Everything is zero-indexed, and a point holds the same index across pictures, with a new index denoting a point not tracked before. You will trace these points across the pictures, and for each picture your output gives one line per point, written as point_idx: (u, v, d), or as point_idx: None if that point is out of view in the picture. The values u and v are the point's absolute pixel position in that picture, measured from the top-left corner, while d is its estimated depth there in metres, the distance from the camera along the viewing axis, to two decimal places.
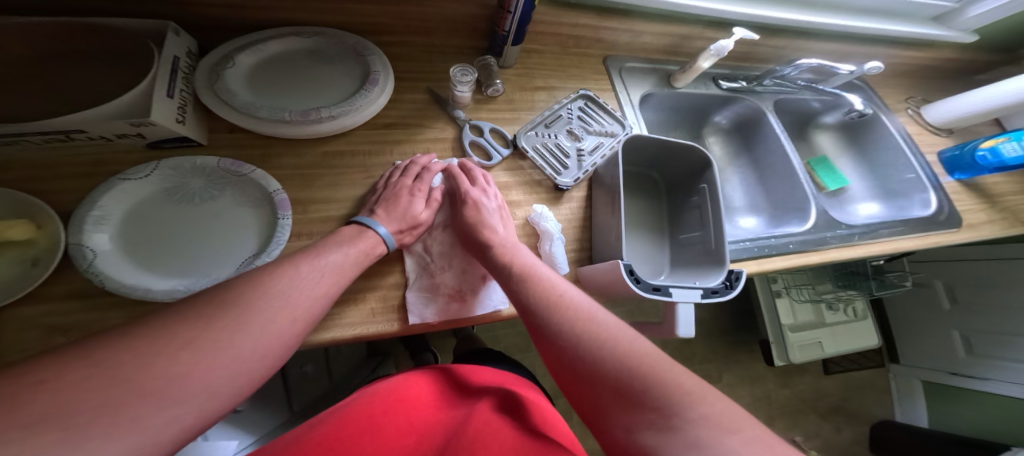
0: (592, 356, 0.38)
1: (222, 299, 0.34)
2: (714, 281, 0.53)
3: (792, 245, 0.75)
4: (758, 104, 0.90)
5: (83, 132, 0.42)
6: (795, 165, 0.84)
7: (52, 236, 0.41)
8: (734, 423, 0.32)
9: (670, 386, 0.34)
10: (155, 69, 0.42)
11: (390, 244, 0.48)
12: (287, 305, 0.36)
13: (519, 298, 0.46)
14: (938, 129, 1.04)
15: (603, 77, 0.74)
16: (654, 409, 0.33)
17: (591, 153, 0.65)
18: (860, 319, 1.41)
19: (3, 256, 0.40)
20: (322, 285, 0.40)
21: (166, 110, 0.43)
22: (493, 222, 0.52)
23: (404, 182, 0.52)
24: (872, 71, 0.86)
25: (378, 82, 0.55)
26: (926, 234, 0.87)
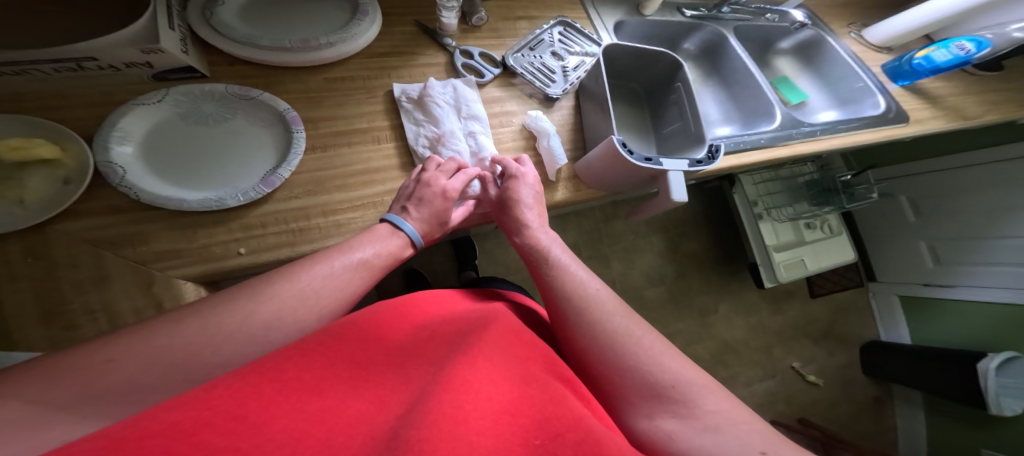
0: (625, 345, 0.41)
1: (247, 291, 0.36)
2: (699, 156, 0.60)
3: (763, 140, 0.83)
4: (719, 29, 0.98)
5: (93, 60, 0.44)
6: (759, 78, 0.92)
7: (78, 157, 0.44)
8: (742, 416, 0.35)
9: (693, 386, 0.37)
10: (153, 4, 0.44)
11: (416, 244, 0.49)
12: (299, 293, 0.38)
13: (548, 283, 0.49)
14: (878, 48, 1.13)
15: (578, 7, 0.80)
16: (682, 402, 0.36)
17: (574, 70, 0.71)
18: (836, 234, 1.52)
19: (33, 177, 0.42)
20: (350, 283, 0.41)
21: (173, 40, 0.45)
22: (530, 201, 0.56)
23: (440, 181, 0.51)
24: None
25: (369, 13, 0.59)
26: (879, 129, 0.95)
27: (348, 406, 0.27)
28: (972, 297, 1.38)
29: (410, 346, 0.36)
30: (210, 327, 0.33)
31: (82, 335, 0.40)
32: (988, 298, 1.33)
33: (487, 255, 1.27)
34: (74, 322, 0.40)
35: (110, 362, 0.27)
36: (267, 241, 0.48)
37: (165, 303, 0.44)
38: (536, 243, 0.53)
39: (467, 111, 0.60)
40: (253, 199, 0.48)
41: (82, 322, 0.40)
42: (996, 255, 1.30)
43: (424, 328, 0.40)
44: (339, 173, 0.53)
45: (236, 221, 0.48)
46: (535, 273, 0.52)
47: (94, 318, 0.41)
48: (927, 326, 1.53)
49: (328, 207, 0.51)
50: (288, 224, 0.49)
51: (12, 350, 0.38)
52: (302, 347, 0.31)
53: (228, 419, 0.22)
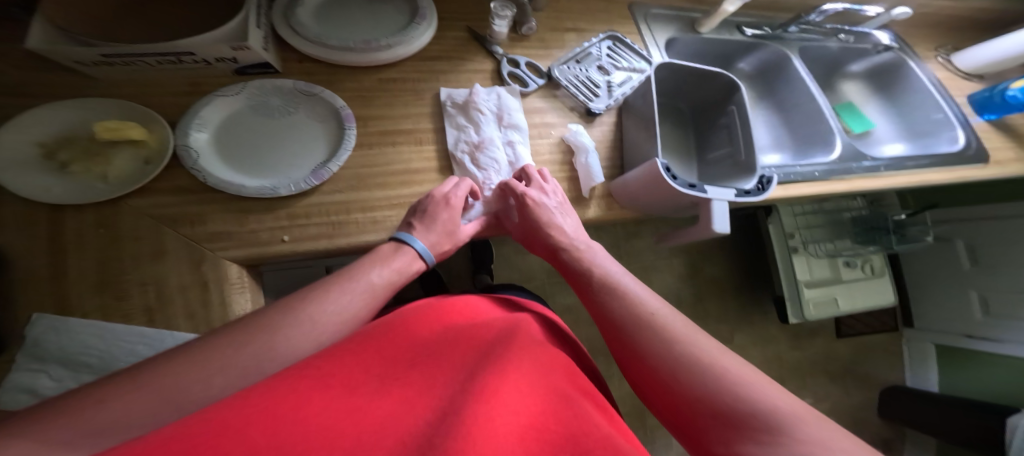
0: (682, 371, 0.38)
1: (260, 323, 0.36)
2: (747, 185, 0.58)
3: (817, 173, 0.79)
4: (783, 49, 0.93)
5: (190, 55, 0.48)
6: (821, 103, 0.87)
7: (160, 139, 0.48)
8: (840, 443, 0.30)
9: (773, 409, 0.33)
10: (245, 4, 0.49)
11: (426, 259, 0.50)
12: (308, 322, 0.37)
13: (598, 302, 0.49)
14: (967, 75, 1.06)
15: (629, 22, 0.79)
16: (759, 427, 0.32)
17: (619, 86, 0.70)
18: (878, 276, 1.44)
19: (119, 154, 0.47)
20: (353, 309, 0.42)
21: (257, 37, 0.49)
22: (556, 217, 0.56)
23: (443, 191, 0.52)
24: (901, 16, 0.92)
25: (426, 17, 0.61)
26: (954, 168, 0.89)
27: (383, 403, 0.29)
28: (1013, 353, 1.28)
29: (445, 353, 0.37)
30: (225, 360, 0.32)
31: (130, 306, 0.43)
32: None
33: (505, 261, 1.27)
34: (125, 293, 0.44)
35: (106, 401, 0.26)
36: (309, 231, 0.50)
37: (209, 282, 0.46)
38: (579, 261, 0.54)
39: (508, 120, 0.60)
40: (303, 190, 0.50)
41: (133, 293, 0.44)
42: None
43: (456, 332, 0.41)
44: (381, 171, 0.55)
45: (284, 210, 0.50)
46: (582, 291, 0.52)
47: (144, 289, 0.44)
48: (964, 382, 1.43)
49: (366, 203, 0.53)
50: (329, 217, 0.51)
51: (68, 315, 0.41)
52: (342, 352, 0.33)
53: (268, 418, 0.23)
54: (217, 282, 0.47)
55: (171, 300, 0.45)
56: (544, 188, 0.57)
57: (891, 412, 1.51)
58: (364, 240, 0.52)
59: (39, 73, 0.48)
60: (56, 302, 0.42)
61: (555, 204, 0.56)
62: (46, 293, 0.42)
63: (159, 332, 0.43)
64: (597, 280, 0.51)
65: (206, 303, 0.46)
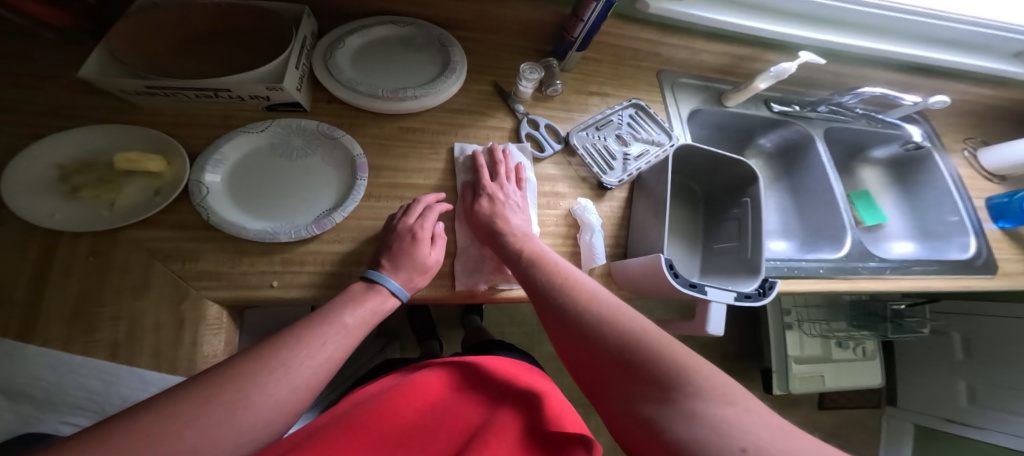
0: (593, 329, 0.41)
1: (234, 374, 0.32)
2: (748, 287, 0.56)
3: (823, 270, 0.77)
4: (808, 130, 0.91)
5: (226, 91, 0.47)
6: (836, 195, 0.86)
7: (177, 172, 0.47)
8: (729, 395, 0.33)
9: (673, 363, 0.35)
10: (289, 46, 0.48)
11: (400, 295, 0.47)
12: (291, 373, 0.35)
13: (530, 278, 0.49)
14: (990, 174, 1.03)
15: (655, 90, 0.78)
16: (654, 384, 0.35)
17: (636, 159, 0.68)
18: (869, 358, 1.42)
19: (132, 184, 0.46)
20: (330, 352, 0.38)
21: (292, 79, 0.48)
22: (507, 211, 0.55)
23: (405, 223, 0.50)
24: (938, 105, 0.87)
25: (456, 71, 0.60)
26: (960, 277, 0.86)
27: None
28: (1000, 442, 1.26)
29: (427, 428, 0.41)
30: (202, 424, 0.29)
31: (97, 340, 0.41)
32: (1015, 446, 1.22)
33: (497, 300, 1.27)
34: (96, 325, 0.41)
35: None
36: (302, 279, 0.49)
37: (186, 322, 0.44)
38: (513, 242, 0.52)
39: (522, 177, 0.60)
40: (303, 238, 0.49)
41: (103, 327, 0.41)
42: None
43: (436, 409, 0.44)
44: (389, 226, 0.54)
45: (281, 255, 0.49)
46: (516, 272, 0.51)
47: (115, 324, 0.42)
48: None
49: (365, 257, 0.51)
50: (325, 267, 0.50)
51: (27, 343, 0.39)
52: (327, 437, 0.36)
53: None
54: (195, 323, 0.45)
55: (141, 338, 0.42)
56: (507, 181, 0.58)
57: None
58: None
59: (74, 93, 0.49)
60: (18, 328, 0.39)
61: (515, 197, 0.57)
62: (15, 319, 0.40)
63: (118, 367, 0.41)
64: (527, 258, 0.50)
65: (177, 344, 0.43)
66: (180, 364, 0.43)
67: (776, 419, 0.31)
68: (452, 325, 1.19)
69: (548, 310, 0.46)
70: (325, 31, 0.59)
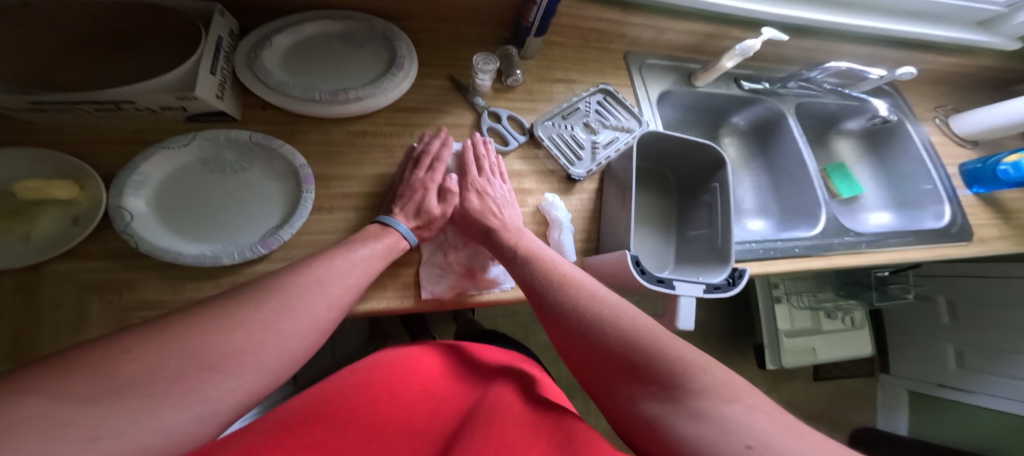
0: (592, 327, 0.40)
1: (267, 288, 0.36)
2: (718, 277, 0.54)
3: (798, 249, 0.76)
4: (779, 106, 0.89)
5: (131, 103, 0.43)
6: (811, 170, 0.84)
7: (93, 196, 0.43)
8: (732, 392, 0.32)
9: (676, 361, 0.35)
10: (200, 48, 0.44)
11: (411, 240, 0.50)
12: (321, 293, 0.38)
13: (524, 277, 0.48)
14: (963, 140, 1.01)
15: (623, 73, 0.75)
16: (656, 382, 0.34)
17: (605, 147, 0.65)
18: (858, 328, 1.43)
19: (46, 214, 0.42)
20: (352, 280, 0.42)
21: (209, 85, 0.44)
22: (497, 208, 0.54)
23: (418, 176, 0.53)
24: (905, 76, 0.84)
25: (404, 67, 0.56)
26: (935, 245, 0.86)
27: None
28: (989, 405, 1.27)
29: (414, 417, 0.39)
30: (239, 320, 0.33)
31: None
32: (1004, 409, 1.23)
33: None
34: (42, 361, 0.38)
35: (129, 354, 0.27)
36: None
37: None
38: (507, 240, 0.51)
39: (496, 169, 0.58)
40: (248, 259, 0.46)
41: None
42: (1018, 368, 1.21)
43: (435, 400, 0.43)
44: (340, 239, 0.50)
45: (228, 278, 0.46)
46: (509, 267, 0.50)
47: None
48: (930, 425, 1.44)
49: None
50: None
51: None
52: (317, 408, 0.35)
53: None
54: None
55: None
56: (493, 175, 0.57)
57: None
58: None
59: None
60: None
61: (502, 191, 0.56)
62: None
63: None
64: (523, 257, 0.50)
65: None
66: None
67: (776, 410, 0.31)
68: (440, 323, 1.17)
69: (541, 305, 0.46)
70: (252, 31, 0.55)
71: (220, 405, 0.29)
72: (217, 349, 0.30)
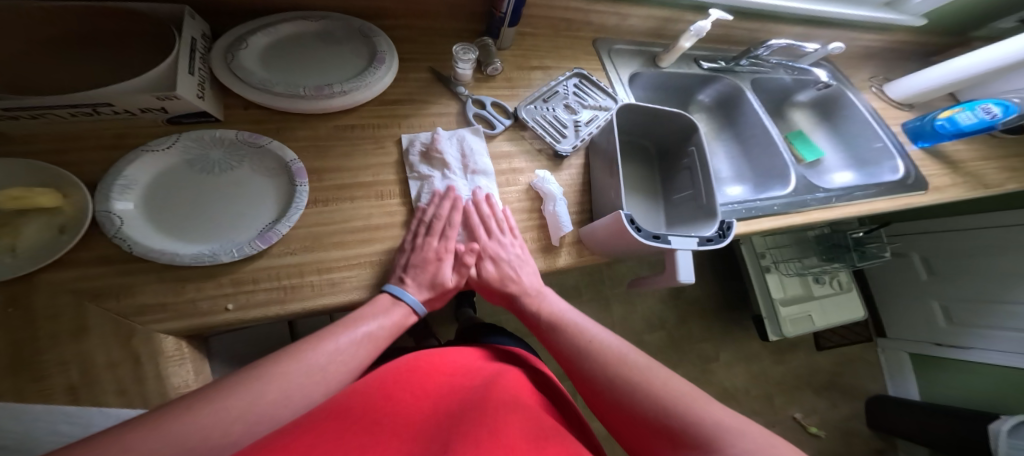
0: (625, 386, 0.45)
1: (265, 371, 0.38)
2: (709, 231, 0.56)
3: (776, 207, 0.79)
4: (735, 82, 0.95)
5: (108, 106, 0.44)
6: (773, 134, 0.90)
7: (78, 203, 0.43)
8: (767, 455, 0.36)
9: (715, 426, 0.38)
10: (176, 50, 0.45)
11: (420, 311, 0.49)
12: (316, 375, 0.40)
13: (554, 345, 0.54)
14: (900, 104, 1.09)
15: (594, 58, 0.79)
16: (691, 444, 0.38)
17: (587, 124, 0.68)
18: (846, 290, 1.48)
19: (30, 224, 0.41)
20: (356, 358, 0.44)
21: (188, 85, 0.45)
22: (514, 272, 0.55)
23: (432, 245, 0.51)
24: (835, 50, 0.93)
25: (385, 61, 0.58)
26: (898, 196, 0.91)
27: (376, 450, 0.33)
28: (981, 359, 1.32)
29: (418, 410, 0.41)
30: (237, 407, 0.35)
31: (50, 389, 0.36)
32: (996, 361, 1.27)
33: None
34: (45, 374, 0.36)
35: (128, 444, 0.29)
36: (258, 297, 0.45)
37: (142, 358, 0.40)
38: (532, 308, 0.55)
39: (473, 166, 0.59)
40: (248, 255, 0.45)
41: (52, 374, 0.36)
42: (1008, 320, 1.24)
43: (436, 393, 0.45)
44: (339, 227, 0.50)
45: (228, 275, 0.45)
46: (538, 333, 0.56)
47: (65, 369, 0.37)
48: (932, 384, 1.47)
49: (324, 264, 0.48)
50: (279, 281, 0.46)
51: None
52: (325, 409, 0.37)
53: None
54: (153, 357, 0.40)
55: (97, 379, 0.37)
56: (502, 232, 0.55)
57: (881, 423, 1.50)
58: (311, 305, 0.46)
59: None
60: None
61: (514, 248, 0.55)
62: None
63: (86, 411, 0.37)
64: (546, 325, 0.55)
65: (143, 381, 0.39)
66: (149, 396, 0.39)
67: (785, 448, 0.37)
68: (442, 327, 1.15)
69: (576, 373, 0.51)
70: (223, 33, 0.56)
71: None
72: (210, 441, 0.32)
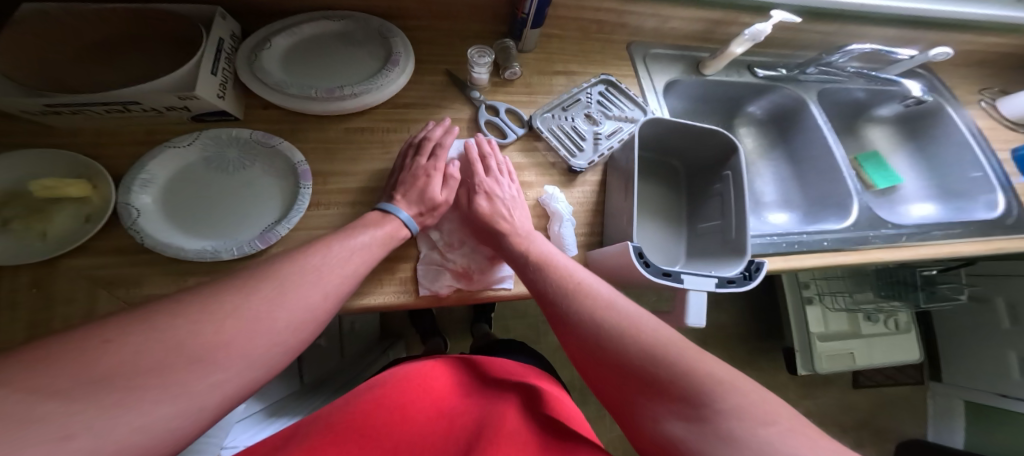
0: (609, 339, 0.37)
1: (252, 274, 0.34)
2: (733, 271, 0.50)
3: (827, 242, 0.69)
4: (799, 94, 0.84)
5: (137, 104, 0.45)
6: (838, 157, 0.79)
7: (104, 196, 0.45)
8: (767, 414, 0.28)
9: (708, 378, 0.31)
10: (200, 51, 0.46)
11: (412, 227, 0.49)
12: (314, 280, 0.36)
13: (534, 284, 0.45)
14: (1014, 124, 0.91)
15: (626, 63, 0.73)
16: (682, 398, 0.30)
17: (608, 137, 0.63)
18: (903, 331, 1.32)
19: (62, 211, 0.44)
20: (352, 264, 0.41)
21: (210, 86, 0.46)
22: (509, 210, 0.52)
23: (421, 164, 0.51)
24: (940, 56, 0.77)
25: (399, 63, 0.56)
26: (990, 238, 0.76)
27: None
28: None
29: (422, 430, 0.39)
30: (227, 306, 0.31)
31: None
32: None
33: None
34: None
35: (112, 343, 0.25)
36: None
37: None
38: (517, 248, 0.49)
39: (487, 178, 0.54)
40: (247, 255, 0.46)
41: None
42: None
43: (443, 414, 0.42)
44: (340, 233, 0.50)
45: (225, 274, 0.46)
46: (518, 272, 0.48)
47: None
48: (989, 441, 1.28)
49: None
50: None
51: None
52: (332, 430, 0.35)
53: None
54: None
55: None
56: (500, 174, 0.55)
57: None
58: None
59: (4, 121, 0.48)
60: None
61: (511, 190, 0.55)
62: None
63: None
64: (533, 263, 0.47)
65: None
66: None
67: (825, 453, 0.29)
68: (450, 326, 1.16)
69: (554, 313, 0.43)
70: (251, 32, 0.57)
71: (207, 401, 0.27)
72: (205, 341, 0.28)
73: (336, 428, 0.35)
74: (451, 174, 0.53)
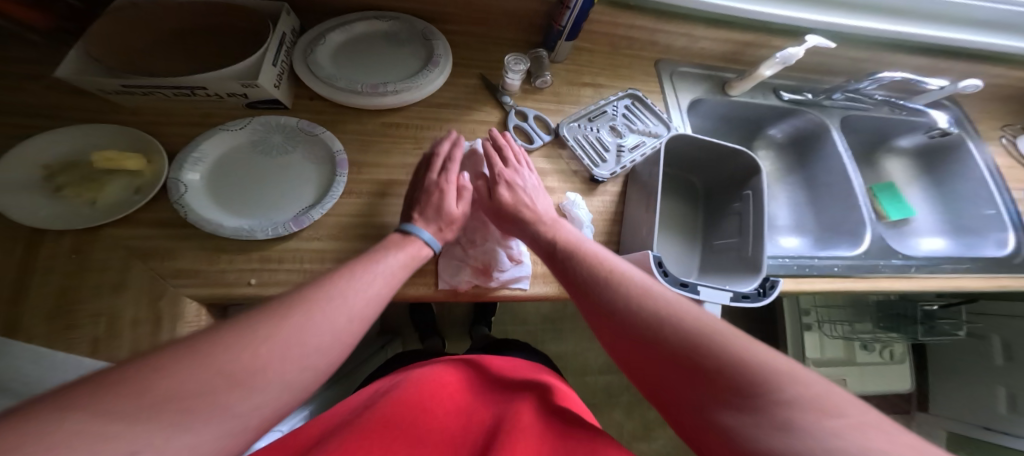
0: (646, 323, 0.35)
1: (289, 299, 0.32)
2: (747, 287, 0.52)
3: (837, 268, 0.71)
4: (823, 119, 0.86)
5: (203, 89, 0.48)
6: (855, 184, 0.81)
7: (156, 170, 0.48)
8: (832, 405, 0.27)
9: (759, 364, 0.29)
10: (266, 43, 0.48)
11: (434, 246, 0.48)
12: (348, 302, 0.34)
13: (565, 271, 0.45)
14: None
15: (652, 79, 0.75)
16: (731, 388, 0.29)
17: (631, 151, 0.65)
18: (897, 362, 1.34)
19: (114, 182, 0.47)
20: (380, 294, 0.38)
21: (270, 76, 0.48)
22: (529, 197, 0.54)
23: (432, 179, 0.51)
24: (969, 89, 0.79)
25: (439, 65, 0.59)
26: (996, 276, 0.77)
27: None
28: None
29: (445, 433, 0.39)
30: (265, 332, 0.28)
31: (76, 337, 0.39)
32: None
33: None
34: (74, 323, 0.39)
35: (160, 371, 0.23)
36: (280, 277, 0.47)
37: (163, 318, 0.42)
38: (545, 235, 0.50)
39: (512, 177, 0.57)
40: (280, 235, 0.47)
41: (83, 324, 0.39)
42: None
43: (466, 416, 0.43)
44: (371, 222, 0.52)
45: (259, 252, 0.47)
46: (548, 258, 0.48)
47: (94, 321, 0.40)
48: None
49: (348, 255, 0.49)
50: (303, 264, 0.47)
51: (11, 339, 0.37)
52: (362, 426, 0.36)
53: None
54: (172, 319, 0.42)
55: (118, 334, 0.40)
56: (518, 164, 0.57)
57: None
58: None
59: (67, 96, 0.51)
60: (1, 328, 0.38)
61: (532, 180, 0.57)
62: None
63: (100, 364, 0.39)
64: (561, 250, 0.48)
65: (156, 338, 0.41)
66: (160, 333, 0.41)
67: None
68: (453, 324, 1.18)
69: (586, 298, 0.42)
70: (306, 26, 0.60)
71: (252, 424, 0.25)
72: (245, 367, 0.26)
73: (365, 427, 0.36)
74: (463, 186, 0.53)
